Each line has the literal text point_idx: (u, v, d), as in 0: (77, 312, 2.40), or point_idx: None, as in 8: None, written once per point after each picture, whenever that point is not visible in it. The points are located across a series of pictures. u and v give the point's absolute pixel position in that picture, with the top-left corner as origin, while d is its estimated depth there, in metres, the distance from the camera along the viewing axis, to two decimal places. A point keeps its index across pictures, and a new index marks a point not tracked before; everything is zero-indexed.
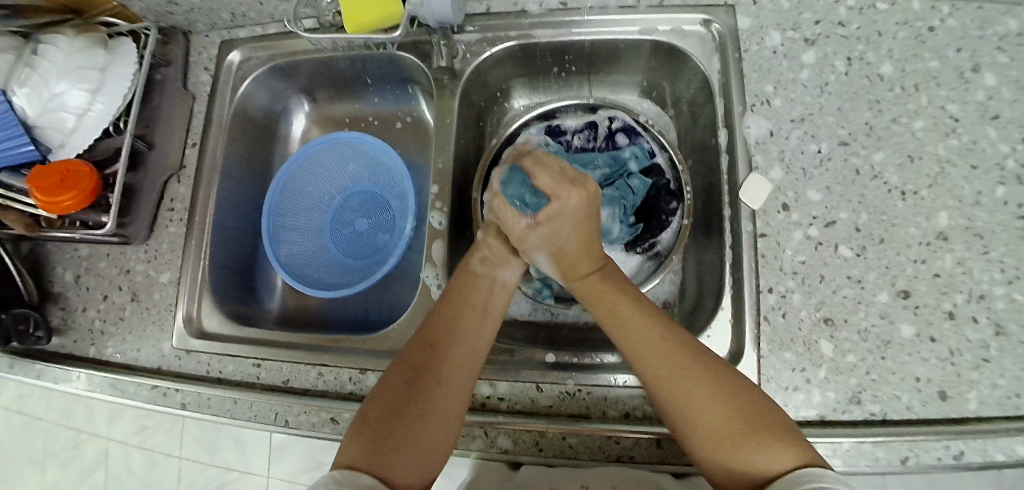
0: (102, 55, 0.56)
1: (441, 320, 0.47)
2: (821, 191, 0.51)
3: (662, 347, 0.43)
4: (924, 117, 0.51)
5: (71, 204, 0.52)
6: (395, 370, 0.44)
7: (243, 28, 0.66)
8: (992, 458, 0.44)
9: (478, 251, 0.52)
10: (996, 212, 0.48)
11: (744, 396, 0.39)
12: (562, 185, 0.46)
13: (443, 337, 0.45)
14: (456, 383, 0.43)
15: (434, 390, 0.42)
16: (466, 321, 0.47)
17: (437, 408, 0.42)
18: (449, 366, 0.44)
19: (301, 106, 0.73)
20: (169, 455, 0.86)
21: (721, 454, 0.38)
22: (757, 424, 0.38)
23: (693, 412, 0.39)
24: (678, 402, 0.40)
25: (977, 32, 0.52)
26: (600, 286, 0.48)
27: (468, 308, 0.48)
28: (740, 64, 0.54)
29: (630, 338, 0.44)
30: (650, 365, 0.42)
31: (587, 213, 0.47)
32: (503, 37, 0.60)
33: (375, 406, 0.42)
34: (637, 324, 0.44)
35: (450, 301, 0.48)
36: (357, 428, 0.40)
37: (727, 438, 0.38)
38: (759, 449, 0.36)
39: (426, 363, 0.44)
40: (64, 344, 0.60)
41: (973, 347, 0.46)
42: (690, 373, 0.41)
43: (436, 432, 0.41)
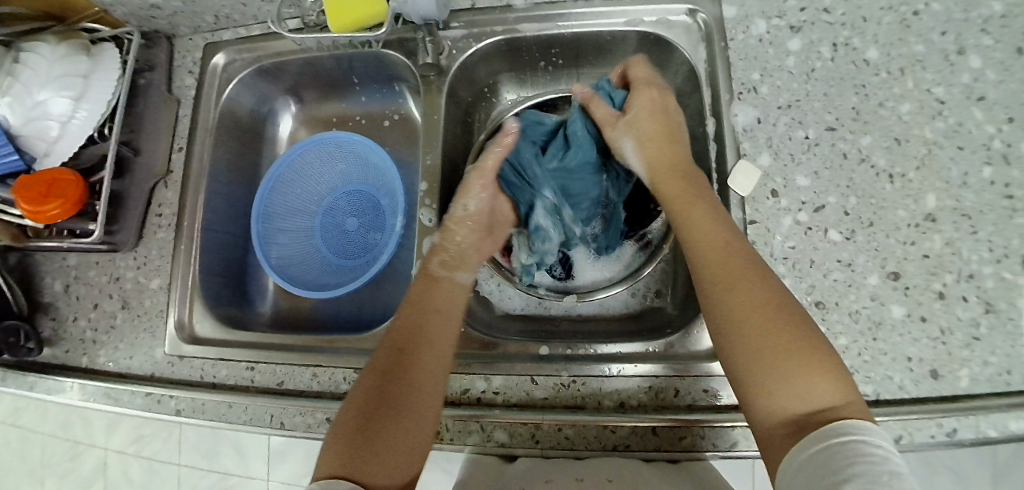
0: (85, 62, 0.55)
1: (406, 325, 0.46)
2: (809, 176, 0.51)
3: (728, 257, 0.42)
4: (910, 100, 0.51)
5: (58, 213, 0.52)
6: (365, 379, 0.43)
7: (228, 30, 0.66)
8: (986, 435, 0.45)
9: (436, 254, 0.53)
10: (984, 192, 0.49)
11: (798, 322, 0.38)
12: (643, 83, 0.55)
13: (410, 342, 0.45)
14: (426, 385, 0.43)
15: (404, 395, 0.42)
16: (431, 324, 0.46)
17: (410, 411, 0.42)
18: (418, 369, 0.43)
19: (288, 108, 0.73)
20: (167, 463, 0.85)
21: (765, 375, 0.37)
22: (805, 354, 0.36)
23: (750, 327, 0.38)
24: (738, 312, 0.39)
25: (961, 15, 0.53)
26: (681, 185, 0.49)
27: (430, 312, 0.47)
28: (727, 52, 0.54)
29: (702, 246, 0.44)
30: (716, 272, 0.42)
31: (665, 112, 0.54)
32: (489, 33, 0.60)
33: (348, 415, 0.41)
34: (709, 234, 0.44)
35: (412, 307, 0.48)
36: (333, 437, 0.40)
37: (779, 359, 0.37)
38: (805, 377, 0.35)
39: (394, 370, 0.43)
40: (56, 354, 0.60)
41: (964, 326, 0.46)
42: (751, 290, 0.40)
43: (411, 435, 0.41)
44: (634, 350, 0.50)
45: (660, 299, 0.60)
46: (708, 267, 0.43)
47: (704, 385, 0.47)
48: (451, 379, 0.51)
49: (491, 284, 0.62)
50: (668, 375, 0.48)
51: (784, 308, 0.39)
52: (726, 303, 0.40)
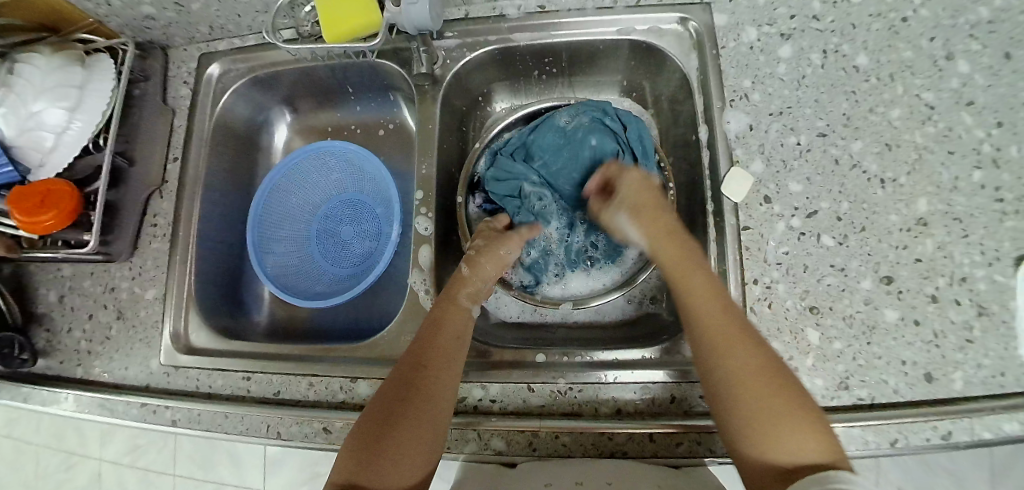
0: (80, 72, 0.55)
1: (426, 343, 0.47)
2: (802, 182, 0.51)
3: (723, 320, 0.43)
4: (900, 105, 0.52)
5: (53, 224, 0.52)
6: (382, 393, 0.44)
7: (223, 41, 0.66)
8: (981, 437, 0.45)
9: (463, 286, 0.52)
10: (974, 196, 0.49)
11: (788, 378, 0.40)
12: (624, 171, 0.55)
13: (427, 361, 0.45)
14: (439, 407, 0.43)
15: (420, 414, 0.42)
16: (448, 345, 0.47)
17: (420, 431, 0.42)
18: (432, 387, 0.44)
19: (283, 117, 0.73)
20: (162, 473, 0.84)
21: (761, 433, 0.38)
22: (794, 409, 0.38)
23: (746, 388, 0.40)
24: (737, 369, 0.40)
25: (948, 21, 0.53)
26: (677, 249, 0.49)
27: (450, 334, 0.47)
28: (718, 60, 0.55)
29: (699, 309, 0.44)
30: (712, 332, 0.43)
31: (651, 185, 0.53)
32: (482, 42, 0.60)
33: (365, 426, 0.42)
34: (704, 295, 0.45)
35: (435, 324, 0.48)
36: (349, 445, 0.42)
37: (773, 416, 0.38)
38: (797, 431, 0.37)
39: (411, 387, 0.44)
40: (50, 365, 0.60)
41: (957, 329, 0.46)
42: (745, 351, 0.41)
43: (419, 455, 0.41)
44: (630, 356, 0.50)
45: (656, 305, 0.60)
46: (702, 333, 0.43)
47: (700, 391, 0.48)
48: None
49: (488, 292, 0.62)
50: (665, 381, 0.48)
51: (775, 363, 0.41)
52: (722, 367, 0.41)
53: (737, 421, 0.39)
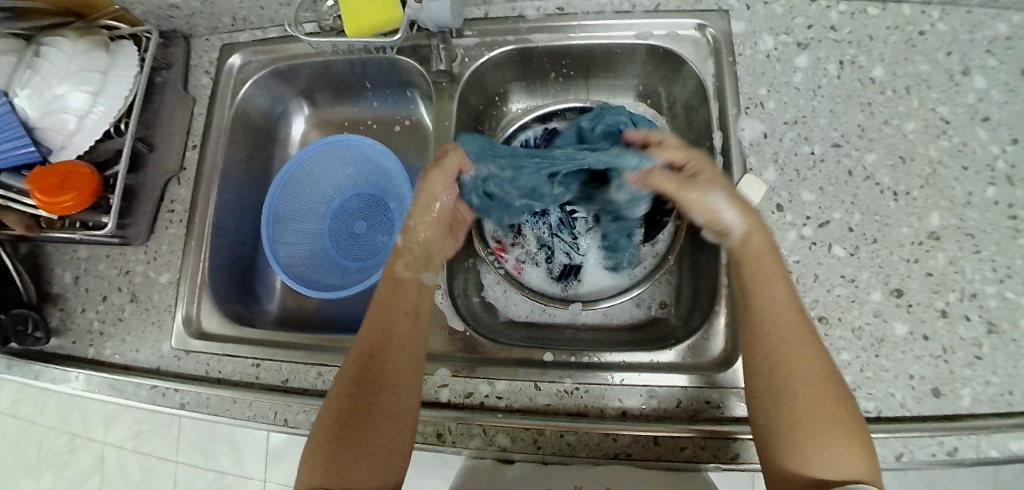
0: (104, 58, 0.56)
1: (375, 329, 0.47)
2: (815, 192, 0.51)
3: (794, 326, 0.42)
4: (915, 119, 0.52)
5: (71, 205, 0.53)
6: (338, 388, 0.45)
7: (244, 32, 0.67)
8: (987, 454, 0.45)
9: (400, 257, 0.52)
10: (988, 212, 0.49)
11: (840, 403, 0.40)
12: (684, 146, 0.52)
13: (378, 346, 0.46)
14: (397, 387, 0.44)
15: (378, 401, 0.43)
16: (398, 327, 0.47)
17: (384, 412, 0.43)
18: (388, 368, 0.45)
19: (300, 109, 0.74)
20: (165, 459, 0.85)
21: (800, 444, 0.38)
22: (843, 425, 0.39)
23: (800, 396, 0.40)
24: (806, 387, 0.40)
25: (966, 36, 0.53)
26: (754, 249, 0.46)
27: (396, 315, 0.48)
28: (735, 67, 0.55)
29: (770, 309, 0.43)
30: (790, 345, 0.42)
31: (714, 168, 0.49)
32: (501, 42, 0.61)
33: (324, 427, 0.43)
34: (775, 296, 0.44)
35: (379, 309, 0.49)
36: (313, 448, 0.42)
37: (818, 428, 0.39)
38: (835, 448, 0.38)
39: (366, 374, 0.45)
40: (63, 344, 0.60)
41: (966, 345, 0.46)
42: (809, 361, 0.41)
43: (389, 436, 0.43)
44: (638, 359, 0.50)
45: (664, 310, 0.60)
46: (771, 338, 0.42)
47: (706, 396, 0.48)
48: (454, 381, 0.51)
49: (497, 291, 0.63)
50: (671, 385, 0.48)
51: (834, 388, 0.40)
52: (783, 373, 0.41)
53: (783, 423, 0.40)
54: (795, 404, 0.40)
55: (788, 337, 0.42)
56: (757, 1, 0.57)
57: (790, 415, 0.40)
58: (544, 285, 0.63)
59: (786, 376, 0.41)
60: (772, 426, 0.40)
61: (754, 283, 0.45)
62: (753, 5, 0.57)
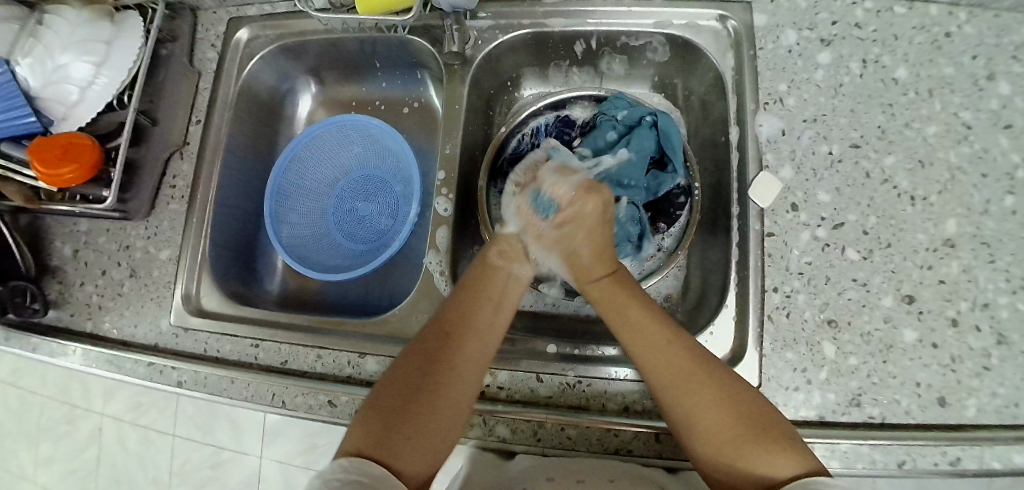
0: (109, 28, 0.55)
1: (457, 310, 0.46)
2: (831, 192, 0.50)
3: (661, 347, 0.42)
4: (937, 122, 0.51)
5: (72, 177, 0.52)
6: (405, 361, 0.43)
7: (252, 5, 0.65)
8: (989, 466, 0.44)
9: (496, 245, 0.52)
10: (1004, 221, 0.48)
11: (745, 412, 0.38)
12: (580, 194, 0.51)
13: (457, 326, 0.45)
14: (467, 374, 0.43)
15: (447, 383, 0.42)
16: (481, 312, 0.46)
17: (448, 395, 0.41)
18: (462, 354, 0.43)
19: (308, 88, 0.73)
20: (163, 434, 0.85)
21: (733, 458, 0.37)
22: (763, 428, 0.37)
23: (704, 427, 0.39)
24: (698, 415, 0.39)
25: (993, 40, 0.52)
26: (612, 292, 0.48)
27: (483, 299, 0.47)
28: (755, 61, 0.54)
29: (647, 351, 0.43)
30: (659, 379, 0.41)
31: (598, 234, 0.50)
32: (516, 25, 0.59)
33: (386, 394, 0.41)
34: (649, 337, 0.43)
35: (467, 290, 0.48)
36: (367, 413, 0.40)
37: (728, 449, 0.38)
38: (764, 451, 0.36)
39: (439, 354, 0.43)
40: (61, 317, 0.60)
41: (975, 355, 0.46)
42: (704, 389, 0.40)
43: (446, 414, 0.41)
44: None
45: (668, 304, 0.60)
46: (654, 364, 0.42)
47: None
48: None
49: None
50: None
51: (730, 400, 0.39)
52: (676, 404, 0.40)
53: (703, 449, 0.39)
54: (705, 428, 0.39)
55: (671, 377, 0.41)
56: None
57: (700, 443, 0.39)
58: None
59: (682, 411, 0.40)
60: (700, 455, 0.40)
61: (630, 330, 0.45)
62: None
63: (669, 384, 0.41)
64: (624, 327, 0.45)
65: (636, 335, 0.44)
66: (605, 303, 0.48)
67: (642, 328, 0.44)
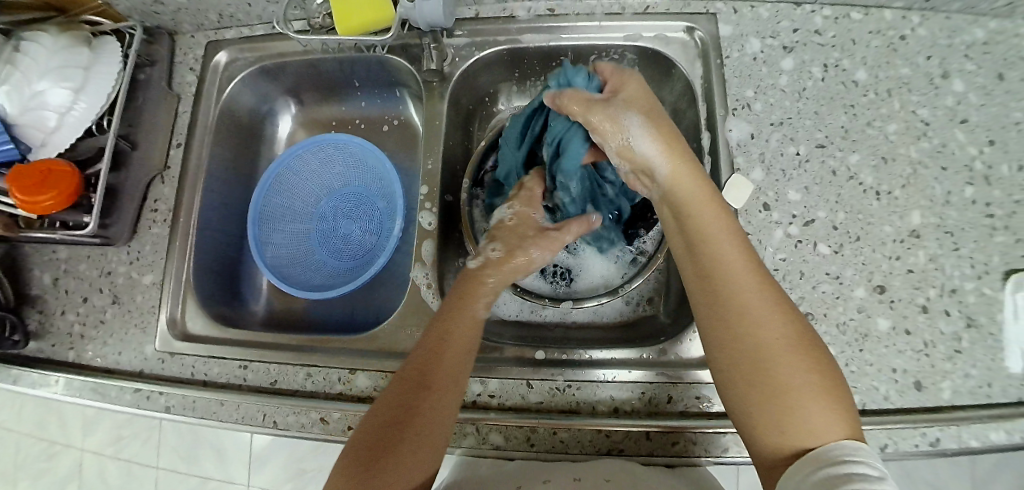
0: (87, 54, 0.55)
1: (430, 355, 0.44)
2: (800, 191, 0.52)
3: (738, 266, 0.40)
4: (896, 121, 0.53)
5: (52, 204, 0.51)
6: (379, 407, 0.42)
7: (231, 29, 0.66)
8: (967, 445, 0.46)
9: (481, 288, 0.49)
10: (966, 210, 0.51)
11: (807, 362, 0.36)
12: (620, 75, 0.50)
13: (426, 371, 0.43)
14: (443, 412, 0.42)
15: (421, 428, 0.40)
16: (451, 351, 0.44)
17: (423, 439, 0.40)
18: (435, 397, 0.42)
19: (288, 108, 0.73)
20: (145, 466, 0.83)
21: (781, 405, 0.35)
22: (823, 383, 0.35)
23: (766, 363, 0.36)
24: (768, 342, 0.37)
25: (945, 40, 0.55)
26: (695, 189, 0.45)
27: (449, 337, 0.45)
28: (722, 69, 0.56)
29: (733, 278, 0.40)
30: (735, 289, 0.39)
31: (656, 101, 0.49)
32: (492, 42, 0.61)
33: (360, 443, 0.40)
34: (729, 256, 0.41)
35: (433, 331, 0.45)
36: (345, 461, 0.40)
37: (787, 393, 0.35)
38: (823, 412, 0.34)
39: (411, 399, 0.41)
40: (41, 348, 0.59)
41: (947, 339, 0.48)
42: (771, 314, 0.38)
43: (425, 455, 0.40)
44: (628, 356, 0.51)
45: (651, 307, 0.61)
46: (727, 276, 0.40)
47: (696, 392, 0.48)
48: None
49: None
50: (662, 381, 0.49)
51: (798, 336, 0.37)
52: (755, 336, 0.37)
53: (748, 390, 0.37)
54: (771, 370, 0.36)
55: (750, 307, 0.38)
56: (743, 5, 0.58)
57: (748, 380, 0.37)
58: (533, 282, 0.63)
59: (747, 345, 0.37)
60: (744, 394, 0.37)
61: (712, 251, 0.42)
62: (740, 9, 0.58)
63: (743, 297, 0.39)
64: (704, 242, 0.42)
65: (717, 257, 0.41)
66: (672, 203, 0.46)
67: (718, 242, 0.42)
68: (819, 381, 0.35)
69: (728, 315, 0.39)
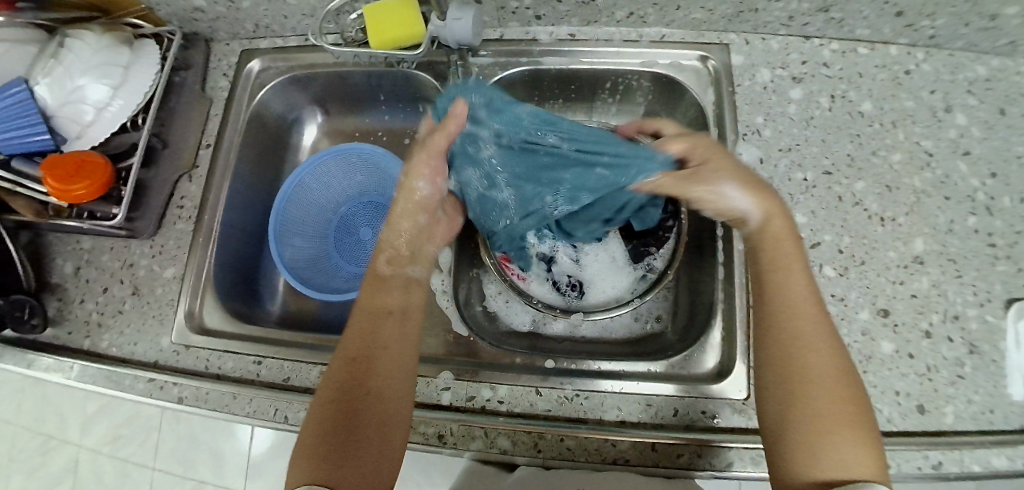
0: (127, 54, 0.58)
1: (361, 332, 0.46)
2: (807, 214, 0.54)
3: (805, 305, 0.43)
4: (901, 151, 0.56)
5: (83, 194, 0.53)
6: (322, 392, 0.43)
7: (265, 39, 0.70)
8: (969, 469, 0.46)
9: (383, 251, 0.53)
10: (968, 240, 0.52)
11: (844, 399, 0.39)
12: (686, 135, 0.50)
13: (364, 350, 0.45)
14: (392, 389, 0.44)
15: (371, 406, 0.42)
16: (385, 332, 0.46)
17: (377, 419, 0.42)
18: (379, 377, 0.44)
19: (314, 117, 0.76)
20: (141, 465, 0.83)
21: (813, 441, 0.37)
22: (850, 425, 0.38)
23: (812, 389, 0.39)
24: (818, 376, 0.39)
25: (948, 77, 0.58)
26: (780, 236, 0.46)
27: (382, 318, 0.47)
28: (733, 97, 0.59)
29: (797, 316, 0.42)
30: (797, 325, 0.42)
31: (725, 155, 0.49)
32: (514, 62, 0.64)
33: (311, 434, 0.41)
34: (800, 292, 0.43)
35: (365, 311, 0.48)
36: (300, 452, 0.41)
37: (826, 425, 0.37)
38: (849, 447, 0.36)
39: (353, 382, 0.43)
40: (58, 335, 0.60)
41: (949, 364, 0.49)
42: (824, 353, 0.40)
43: (382, 434, 0.42)
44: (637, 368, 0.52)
45: (659, 324, 0.62)
46: (799, 315, 0.42)
47: (702, 406, 0.49)
48: (456, 384, 0.52)
49: (499, 301, 0.64)
50: (670, 394, 0.49)
51: (840, 375, 0.40)
52: (811, 369, 0.40)
53: (789, 415, 0.39)
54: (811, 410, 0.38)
55: (811, 352, 0.40)
56: (756, 37, 0.61)
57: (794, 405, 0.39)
58: (545, 293, 0.64)
59: (803, 383, 0.39)
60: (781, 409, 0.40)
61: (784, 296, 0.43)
62: (752, 40, 0.61)
63: (808, 333, 0.41)
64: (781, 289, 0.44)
65: (788, 289, 0.43)
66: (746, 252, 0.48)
67: (797, 284, 0.44)
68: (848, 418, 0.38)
69: (790, 353, 0.41)
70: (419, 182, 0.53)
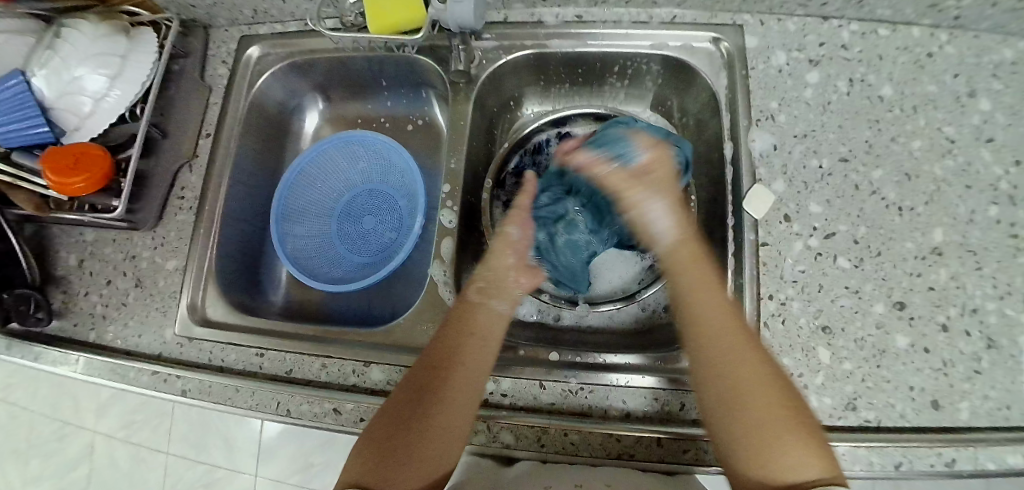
0: (124, 43, 0.57)
1: (444, 343, 0.45)
2: (821, 203, 0.52)
3: (726, 316, 0.42)
4: (921, 137, 0.53)
5: (83, 187, 0.53)
6: (398, 393, 0.44)
7: (264, 25, 0.68)
8: (983, 467, 0.45)
9: (474, 282, 0.49)
10: (989, 230, 0.50)
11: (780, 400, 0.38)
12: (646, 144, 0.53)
13: (442, 360, 0.44)
14: (458, 405, 0.42)
15: (433, 414, 0.41)
16: (465, 347, 0.44)
17: (438, 430, 0.41)
18: (448, 389, 0.42)
19: (316, 104, 0.75)
20: (154, 451, 0.84)
21: (763, 446, 0.37)
22: (789, 424, 0.37)
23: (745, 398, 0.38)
24: (743, 382, 0.39)
25: (974, 58, 0.55)
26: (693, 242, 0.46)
27: (466, 335, 0.45)
28: (747, 80, 0.57)
29: (713, 328, 0.41)
30: (711, 330, 0.41)
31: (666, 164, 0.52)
32: (519, 46, 0.62)
33: (379, 428, 0.42)
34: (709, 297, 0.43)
35: (451, 325, 0.46)
36: (364, 443, 0.42)
37: (767, 435, 0.37)
38: (796, 446, 0.36)
39: (426, 389, 0.42)
40: (64, 327, 0.60)
41: (966, 359, 0.47)
42: (745, 356, 0.40)
43: (437, 445, 0.41)
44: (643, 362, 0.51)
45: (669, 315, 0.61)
46: (708, 325, 0.42)
47: None
48: None
49: None
50: (676, 389, 0.49)
51: (767, 377, 0.39)
52: (737, 376, 0.39)
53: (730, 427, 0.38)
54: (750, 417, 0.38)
55: (733, 361, 0.40)
56: (771, 17, 0.59)
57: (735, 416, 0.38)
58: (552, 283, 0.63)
59: (738, 394, 0.39)
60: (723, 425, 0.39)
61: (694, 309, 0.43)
62: (768, 21, 0.59)
63: (721, 344, 0.41)
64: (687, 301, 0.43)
65: (692, 301, 0.43)
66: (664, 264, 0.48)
67: (699, 292, 0.43)
68: (789, 418, 0.37)
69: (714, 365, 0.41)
70: (511, 226, 0.53)
